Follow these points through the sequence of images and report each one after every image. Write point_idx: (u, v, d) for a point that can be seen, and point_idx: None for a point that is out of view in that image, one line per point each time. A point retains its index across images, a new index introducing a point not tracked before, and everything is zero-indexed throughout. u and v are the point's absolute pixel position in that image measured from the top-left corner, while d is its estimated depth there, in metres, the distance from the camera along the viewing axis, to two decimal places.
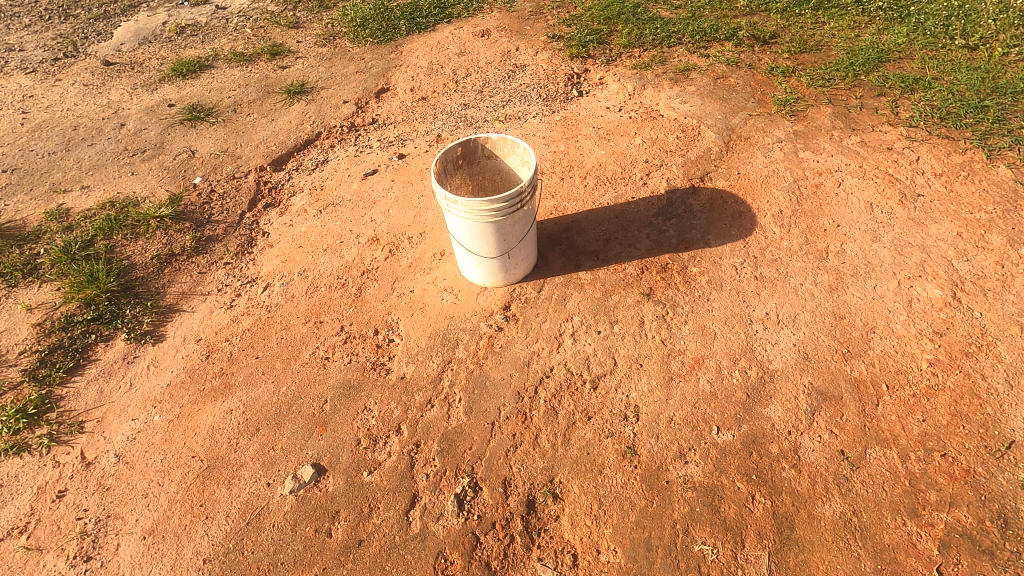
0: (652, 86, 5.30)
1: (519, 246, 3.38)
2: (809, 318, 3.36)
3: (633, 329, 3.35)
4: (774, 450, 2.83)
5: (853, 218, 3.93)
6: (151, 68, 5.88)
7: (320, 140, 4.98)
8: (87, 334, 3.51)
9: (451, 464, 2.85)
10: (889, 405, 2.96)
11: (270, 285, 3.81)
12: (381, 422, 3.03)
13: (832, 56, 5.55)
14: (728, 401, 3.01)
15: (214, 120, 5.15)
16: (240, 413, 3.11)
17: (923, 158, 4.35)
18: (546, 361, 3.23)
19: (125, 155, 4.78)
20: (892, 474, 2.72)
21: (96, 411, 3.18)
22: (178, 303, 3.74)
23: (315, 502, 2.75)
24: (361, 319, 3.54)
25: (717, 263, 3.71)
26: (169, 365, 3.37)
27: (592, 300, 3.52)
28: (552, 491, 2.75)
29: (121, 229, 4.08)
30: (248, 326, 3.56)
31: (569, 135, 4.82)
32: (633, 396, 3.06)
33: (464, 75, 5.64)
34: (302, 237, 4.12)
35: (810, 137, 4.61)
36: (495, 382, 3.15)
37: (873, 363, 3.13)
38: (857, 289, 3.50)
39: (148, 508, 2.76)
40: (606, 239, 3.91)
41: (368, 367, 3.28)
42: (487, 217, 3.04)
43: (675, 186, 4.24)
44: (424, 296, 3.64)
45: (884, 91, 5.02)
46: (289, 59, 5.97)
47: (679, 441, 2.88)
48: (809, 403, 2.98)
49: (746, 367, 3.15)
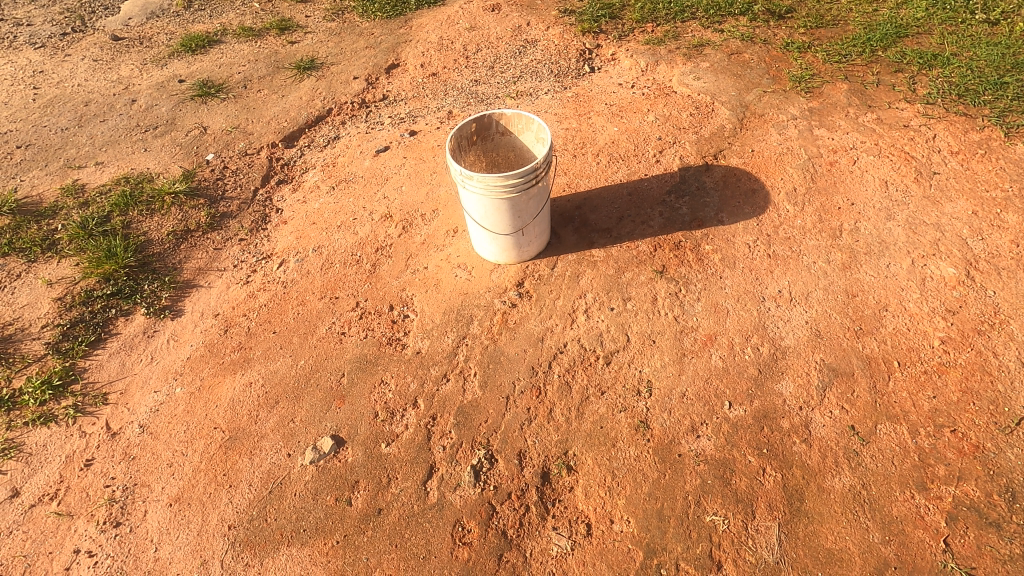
0: (665, 62, 5.25)
1: (533, 223, 3.40)
2: (822, 296, 3.38)
3: (646, 306, 3.37)
4: (785, 425, 2.87)
5: (868, 196, 3.91)
6: (160, 43, 5.84)
7: (332, 117, 4.96)
8: (108, 309, 3.56)
9: (467, 436, 2.91)
10: (900, 381, 2.99)
11: (285, 260, 3.85)
12: (398, 395, 3.09)
13: (849, 31, 5.46)
14: (740, 377, 3.05)
15: (224, 96, 5.13)
16: (260, 386, 3.18)
17: (940, 136, 4.31)
18: (559, 337, 3.26)
19: (137, 131, 4.79)
20: (902, 449, 2.76)
21: (119, 384, 3.24)
22: (195, 278, 3.78)
23: (334, 472, 2.83)
24: (376, 295, 3.58)
25: (730, 241, 3.71)
26: (188, 339, 3.43)
27: (605, 277, 3.53)
28: (566, 463, 2.80)
29: (137, 204, 4.11)
30: (265, 301, 3.61)
31: (581, 112, 4.78)
32: (646, 372, 3.10)
33: (475, 50, 5.58)
34: (316, 214, 4.14)
35: (825, 114, 4.57)
36: (510, 357, 3.20)
37: (885, 341, 3.15)
38: (870, 267, 3.51)
39: (174, 476, 2.84)
40: (619, 216, 3.91)
41: (384, 342, 3.33)
42: (502, 194, 3.06)
43: (688, 164, 4.22)
44: (437, 272, 3.67)
45: (901, 67, 4.96)
46: (298, 35, 5.92)
47: (692, 415, 2.92)
48: (821, 379, 3.02)
49: (758, 344, 3.17)
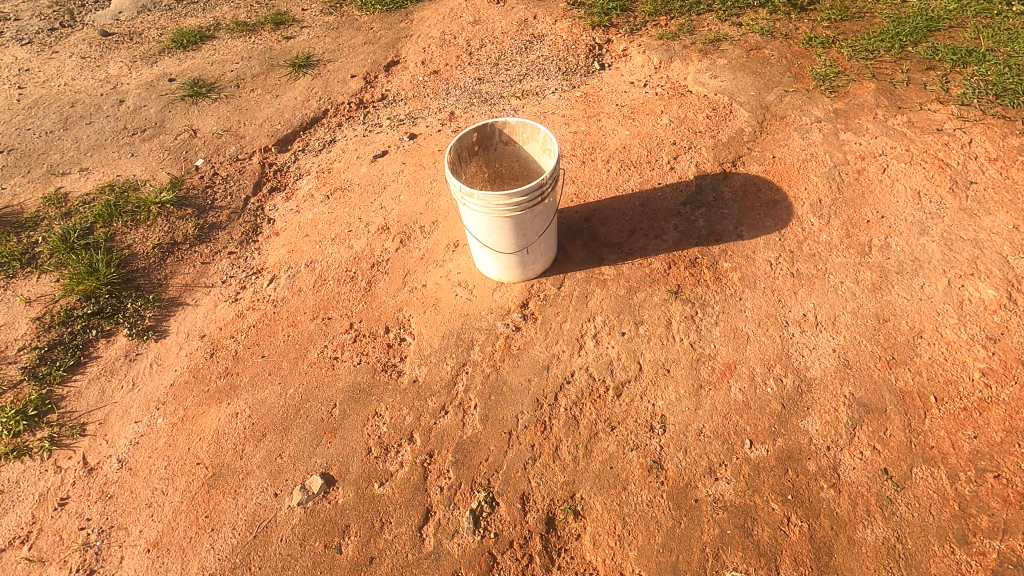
0: (679, 59, 4.96)
1: (538, 241, 3.15)
2: (850, 320, 3.13)
3: (660, 331, 3.13)
4: (812, 468, 2.64)
5: (899, 208, 3.64)
6: (150, 39, 5.59)
7: (328, 118, 4.72)
8: (88, 330, 3.36)
9: (466, 477, 2.71)
10: (937, 419, 2.75)
11: (276, 276, 3.64)
12: (392, 429, 2.88)
13: (876, 25, 5.14)
14: (762, 412, 2.82)
15: (216, 97, 4.89)
16: (246, 416, 2.99)
17: (976, 141, 4.01)
18: (566, 365, 3.03)
19: (124, 135, 4.56)
20: (941, 496, 2.53)
21: (98, 413, 3.05)
22: (181, 296, 3.58)
23: (323, 516, 2.63)
24: (371, 315, 3.37)
25: (750, 258, 3.45)
26: (172, 363, 3.24)
27: (616, 298, 3.29)
28: (573, 508, 2.59)
29: (121, 215, 3.90)
30: (253, 322, 3.40)
31: (591, 114, 4.51)
32: (660, 405, 2.87)
33: (478, 46, 5.31)
34: (309, 225, 3.92)
35: (851, 116, 4.28)
36: (513, 387, 2.97)
37: (920, 372, 2.90)
38: (902, 288, 3.25)
39: (152, 518, 2.66)
40: (630, 229, 3.65)
41: (379, 369, 3.12)
42: (505, 212, 2.84)
43: (705, 171, 3.96)
44: (437, 291, 3.44)
45: (932, 64, 4.65)
46: (294, 30, 5.64)
47: (709, 456, 2.70)
48: (850, 416, 2.78)
49: (781, 375, 2.93)
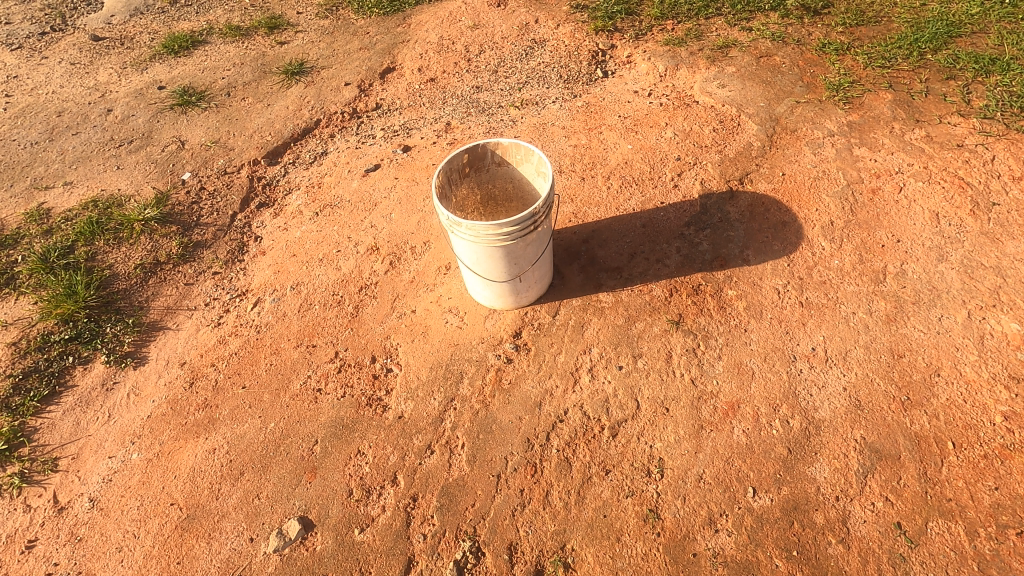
0: (686, 67, 4.75)
1: (532, 269, 2.99)
2: (862, 355, 2.94)
3: (659, 365, 2.96)
4: (819, 521, 2.46)
5: (916, 231, 3.44)
6: (142, 44, 5.45)
7: (320, 129, 4.56)
8: (65, 356, 3.24)
9: (451, 524, 2.56)
10: (955, 467, 2.56)
11: (261, 300, 3.50)
12: (375, 469, 2.74)
13: (893, 30, 4.90)
14: (766, 457, 2.64)
15: (206, 106, 4.75)
16: (224, 453, 2.86)
17: (999, 158, 3.78)
18: (560, 402, 2.87)
19: (110, 146, 4.44)
20: (959, 555, 2.34)
21: (71, 447, 2.94)
22: (162, 320, 3.45)
23: (300, 564, 2.50)
24: (357, 344, 3.22)
25: (757, 285, 3.27)
26: (150, 394, 3.11)
27: (614, 328, 3.12)
28: (563, 560, 2.44)
29: (103, 233, 3.77)
30: (236, 349, 3.27)
31: (592, 125, 4.33)
32: (658, 448, 2.71)
33: (477, 52, 5.12)
34: (297, 244, 3.77)
35: (866, 130, 4.06)
36: (503, 426, 2.82)
37: (937, 415, 2.72)
38: (919, 320, 3.05)
39: (122, 564, 2.54)
40: (630, 253, 3.48)
41: (364, 403, 2.97)
42: (495, 242, 2.67)
43: (710, 190, 3.76)
44: (426, 318, 3.29)
45: (953, 73, 4.42)
46: (288, 34, 5.48)
47: (709, 505, 2.53)
48: (861, 463, 2.60)
49: (788, 416, 2.76)
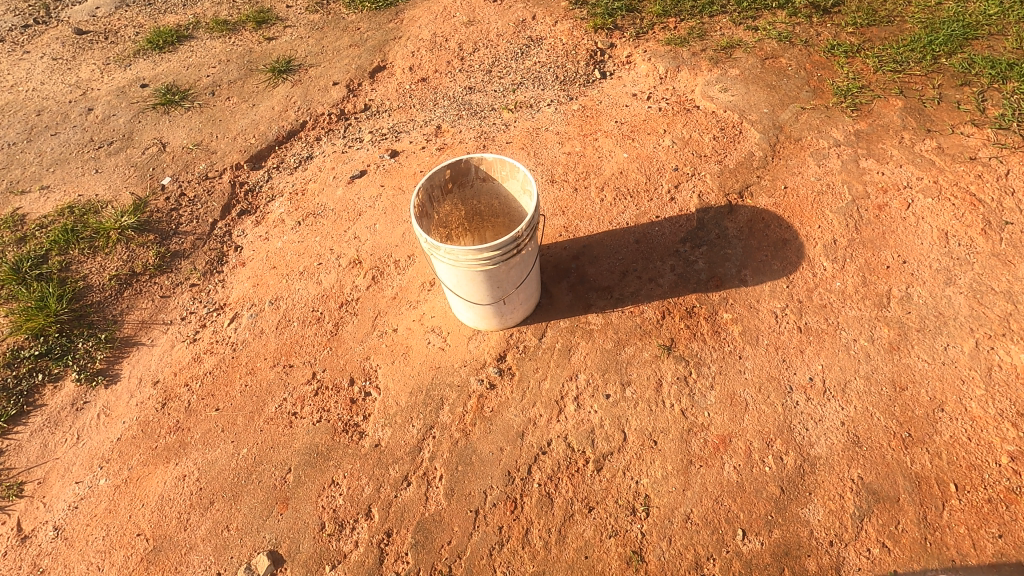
0: (687, 68, 4.55)
1: (517, 291, 2.85)
2: (862, 387, 2.80)
3: (648, 394, 2.83)
4: (811, 567, 2.33)
5: (923, 251, 3.27)
6: (126, 39, 5.29)
7: (306, 131, 4.41)
8: (34, 373, 3.14)
9: (425, 562, 2.45)
10: (957, 511, 2.42)
11: (238, 315, 3.37)
12: (349, 502, 2.63)
13: (906, 30, 4.68)
14: (758, 497, 2.51)
15: (189, 105, 4.59)
16: (194, 479, 2.75)
17: (1014, 172, 3.60)
18: (543, 433, 2.75)
19: (90, 148, 4.30)
20: None
21: (38, 471, 2.85)
22: (136, 334, 3.34)
23: None
24: (336, 364, 3.10)
25: (753, 308, 3.12)
26: (121, 414, 3.01)
27: (602, 353, 2.99)
28: None
29: (79, 242, 3.65)
30: (210, 368, 3.15)
31: (587, 131, 4.15)
32: (644, 484, 2.58)
33: (471, 50, 4.93)
34: (277, 255, 3.64)
35: (874, 140, 3.88)
36: (483, 457, 2.70)
37: (939, 454, 2.57)
38: (923, 349, 2.90)
39: None
40: (622, 271, 3.33)
41: (340, 429, 2.86)
42: (476, 265, 2.52)
43: (708, 203, 3.60)
44: (408, 337, 3.17)
45: (968, 79, 4.21)
46: (277, 29, 5.30)
47: (696, 547, 2.40)
48: (858, 505, 2.46)
49: (782, 452, 2.62)
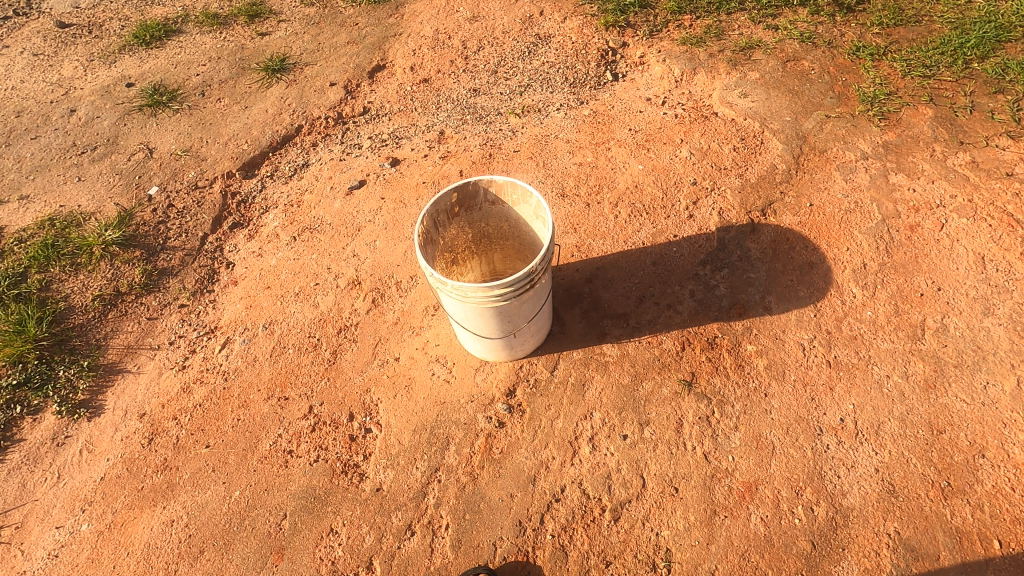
0: (705, 71, 4.31)
1: (528, 324, 2.64)
2: (896, 429, 2.62)
3: (668, 435, 2.65)
4: None
5: (959, 277, 3.08)
6: (111, 33, 5.01)
7: (301, 136, 4.16)
8: (12, 405, 2.94)
9: None
10: (1001, 572, 2.25)
11: (229, 340, 3.17)
12: (349, 553, 2.45)
13: (935, 31, 4.43)
14: (787, 553, 2.34)
15: (177, 107, 4.34)
16: (183, 525, 2.57)
17: None
18: (556, 478, 2.57)
19: (72, 153, 4.06)
20: None
21: (16, 513, 2.67)
22: (121, 361, 3.14)
23: None
24: (334, 397, 2.91)
25: (779, 339, 2.93)
26: (104, 451, 2.82)
27: (618, 389, 2.80)
28: None
29: (59, 258, 3.43)
30: (200, 400, 2.96)
31: (599, 139, 3.92)
32: (665, 536, 2.41)
33: (475, 48, 4.67)
34: (271, 274, 3.43)
35: (903, 152, 3.66)
36: (492, 504, 2.52)
37: (981, 506, 2.40)
38: (961, 387, 2.72)
39: None
40: (638, 296, 3.13)
41: (339, 470, 2.68)
42: (486, 302, 2.32)
43: (729, 222, 3.39)
44: (411, 368, 2.97)
45: (1002, 85, 3.98)
46: (270, 24, 5.02)
47: None
48: (895, 563, 2.29)
49: (812, 502, 2.45)
